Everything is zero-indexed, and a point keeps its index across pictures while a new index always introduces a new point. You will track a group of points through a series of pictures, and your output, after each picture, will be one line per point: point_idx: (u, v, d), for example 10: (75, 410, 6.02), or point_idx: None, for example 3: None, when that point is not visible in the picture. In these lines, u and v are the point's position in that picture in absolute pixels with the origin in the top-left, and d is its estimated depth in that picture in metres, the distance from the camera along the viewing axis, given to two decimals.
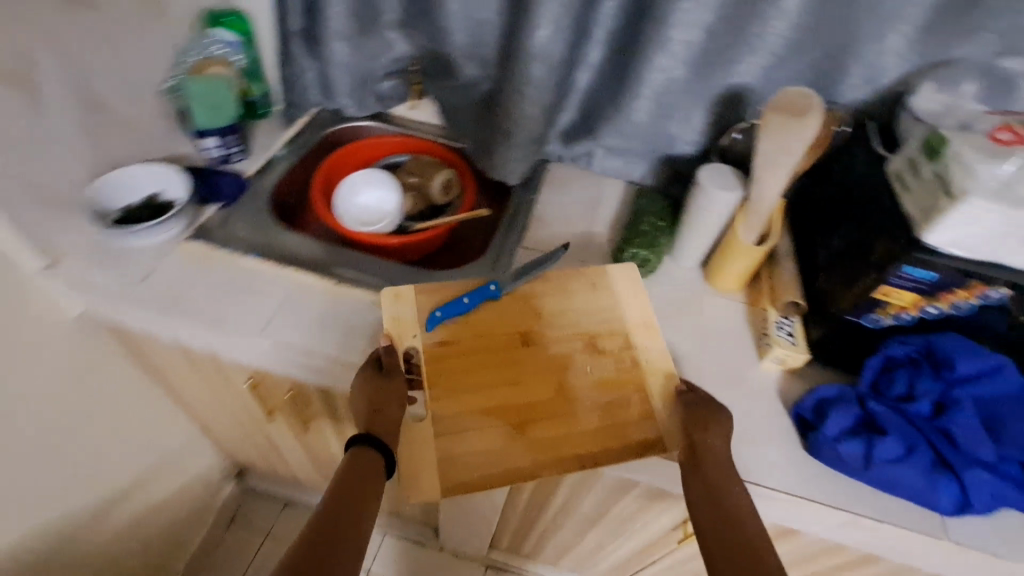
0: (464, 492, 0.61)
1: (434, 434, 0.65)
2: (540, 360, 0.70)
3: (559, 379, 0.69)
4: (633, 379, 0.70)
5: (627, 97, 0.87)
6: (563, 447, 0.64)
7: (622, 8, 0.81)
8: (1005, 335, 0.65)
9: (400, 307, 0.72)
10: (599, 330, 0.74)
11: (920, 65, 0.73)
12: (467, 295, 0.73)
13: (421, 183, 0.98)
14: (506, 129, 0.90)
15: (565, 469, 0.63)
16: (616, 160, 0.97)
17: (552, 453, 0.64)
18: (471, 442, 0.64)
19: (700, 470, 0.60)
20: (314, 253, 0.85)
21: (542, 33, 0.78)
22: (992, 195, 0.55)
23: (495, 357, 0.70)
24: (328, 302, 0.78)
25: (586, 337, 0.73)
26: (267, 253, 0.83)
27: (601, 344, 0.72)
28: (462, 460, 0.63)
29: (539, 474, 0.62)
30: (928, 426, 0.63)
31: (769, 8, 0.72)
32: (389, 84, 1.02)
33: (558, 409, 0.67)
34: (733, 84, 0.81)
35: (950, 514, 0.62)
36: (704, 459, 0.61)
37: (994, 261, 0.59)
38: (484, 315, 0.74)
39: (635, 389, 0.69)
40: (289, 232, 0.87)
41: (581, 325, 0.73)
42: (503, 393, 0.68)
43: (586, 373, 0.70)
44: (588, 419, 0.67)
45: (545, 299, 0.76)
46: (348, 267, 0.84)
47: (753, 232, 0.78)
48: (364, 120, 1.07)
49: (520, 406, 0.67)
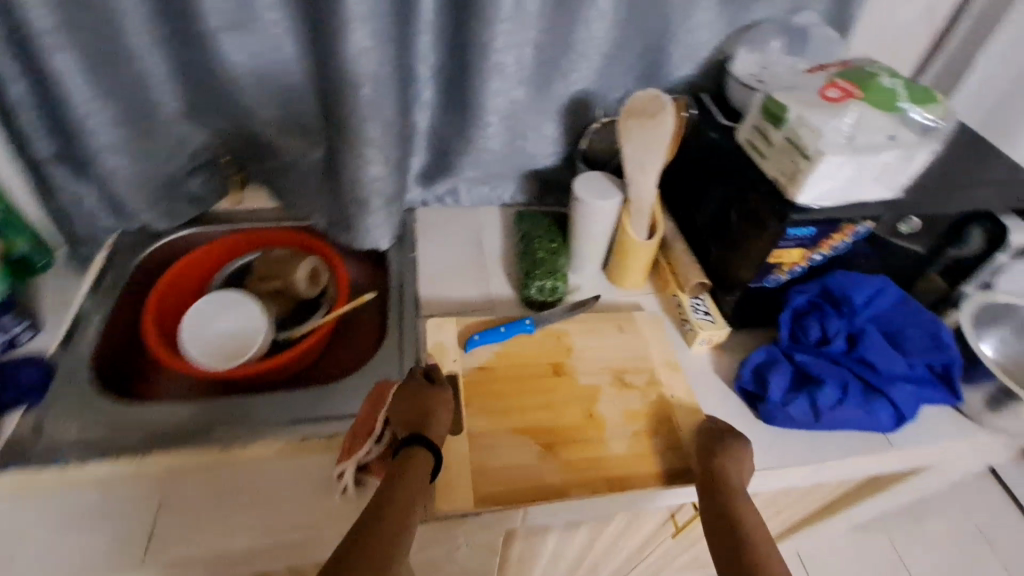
0: (494, 502, 0.61)
1: (470, 451, 0.64)
2: (571, 386, 0.71)
3: (588, 409, 0.69)
4: (659, 412, 0.70)
5: (474, 127, 0.82)
6: (589, 470, 0.65)
7: (440, 42, 0.75)
8: (874, 255, 0.72)
9: (442, 334, 0.74)
10: (625, 363, 0.74)
11: (729, 33, 0.77)
12: (505, 325, 0.75)
13: (284, 281, 0.86)
14: (358, 197, 0.80)
15: (591, 490, 0.63)
16: (483, 188, 0.92)
17: (581, 472, 0.64)
18: (505, 459, 0.64)
19: (710, 498, 0.60)
20: (181, 419, 0.69)
21: (366, 92, 0.69)
22: (842, 149, 0.57)
23: (529, 383, 0.71)
24: (223, 476, 0.64)
25: (614, 370, 0.73)
26: (117, 445, 0.66)
27: (627, 375, 0.73)
28: (496, 474, 0.63)
29: (567, 493, 0.62)
30: (848, 361, 0.69)
31: (586, 11, 0.71)
32: (198, 182, 0.85)
33: (587, 433, 0.67)
34: (573, 89, 0.79)
35: (892, 429, 0.68)
36: (718, 478, 0.61)
37: (855, 201, 0.63)
38: (515, 348, 0.74)
39: (658, 416, 0.69)
40: (138, 405, 0.70)
41: (607, 361, 0.74)
42: (537, 417, 0.68)
43: (614, 405, 0.70)
44: (619, 445, 0.67)
45: (574, 337, 0.76)
46: (232, 420, 0.70)
47: (642, 229, 0.78)
48: (181, 230, 0.89)
49: (550, 436, 0.66)
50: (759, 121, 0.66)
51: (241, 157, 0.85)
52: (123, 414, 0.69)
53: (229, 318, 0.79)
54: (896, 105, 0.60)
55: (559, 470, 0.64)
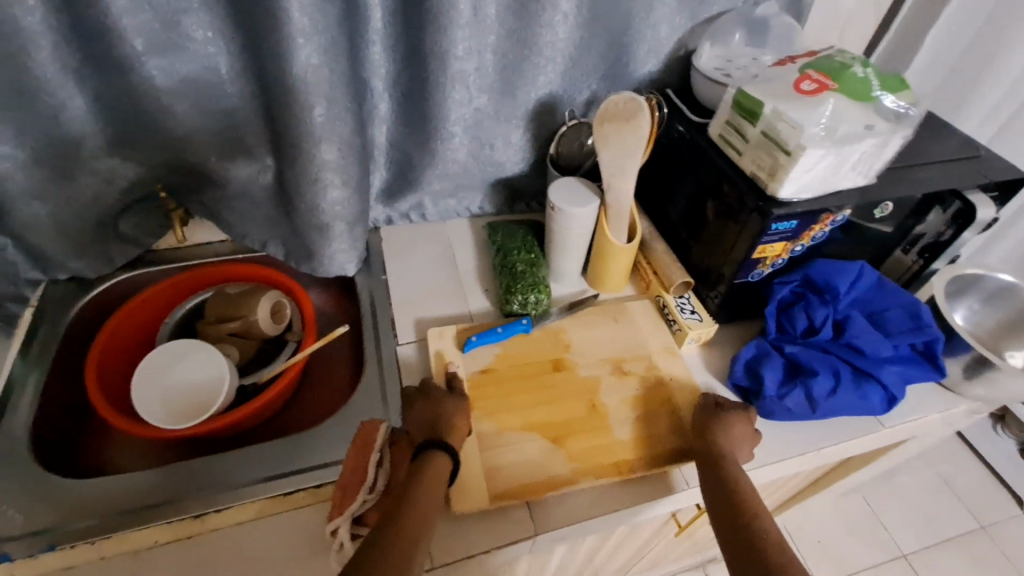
0: (508, 498, 0.61)
1: (481, 451, 0.64)
2: (573, 382, 0.71)
3: (591, 398, 0.70)
4: (662, 395, 0.71)
5: (437, 139, 0.78)
6: (598, 456, 0.65)
7: (393, 53, 0.70)
8: (849, 240, 0.73)
9: (443, 342, 0.73)
10: (623, 353, 0.75)
11: (690, 28, 0.75)
12: (502, 325, 0.75)
13: (244, 322, 0.76)
14: (319, 223, 0.74)
15: (600, 476, 0.64)
16: (450, 201, 0.88)
17: (589, 459, 0.65)
18: (516, 455, 0.64)
19: (710, 485, 0.59)
20: (141, 490, 0.62)
21: (318, 113, 0.64)
22: (820, 142, 0.57)
23: (532, 383, 0.71)
24: (199, 550, 0.57)
25: (613, 360, 0.74)
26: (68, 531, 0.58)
27: (625, 367, 0.73)
28: (508, 471, 0.63)
29: (578, 481, 0.63)
30: (836, 347, 0.69)
31: (546, 13, 0.68)
32: (133, 221, 0.77)
33: (593, 421, 0.68)
34: (537, 93, 0.76)
35: (885, 412, 0.68)
36: (720, 459, 0.60)
37: (832, 191, 0.63)
38: (516, 349, 0.74)
39: (662, 408, 0.69)
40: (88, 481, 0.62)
41: (605, 351, 0.74)
42: (543, 411, 0.68)
43: (616, 393, 0.71)
44: (624, 431, 0.68)
45: (572, 332, 0.77)
46: (200, 483, 0.63)
47: (621, 232, 0.76)
48: (119, 275, 0.80)
49: (559, 428, 0.67)
50: (732, 117, 0.66)
51: (182, 191, 0.77)
52: (73, 490, 0.62)
53: (191, 366, 0.72)
54: (869, 94, 0.60)
55: (567, 461, 0.64)
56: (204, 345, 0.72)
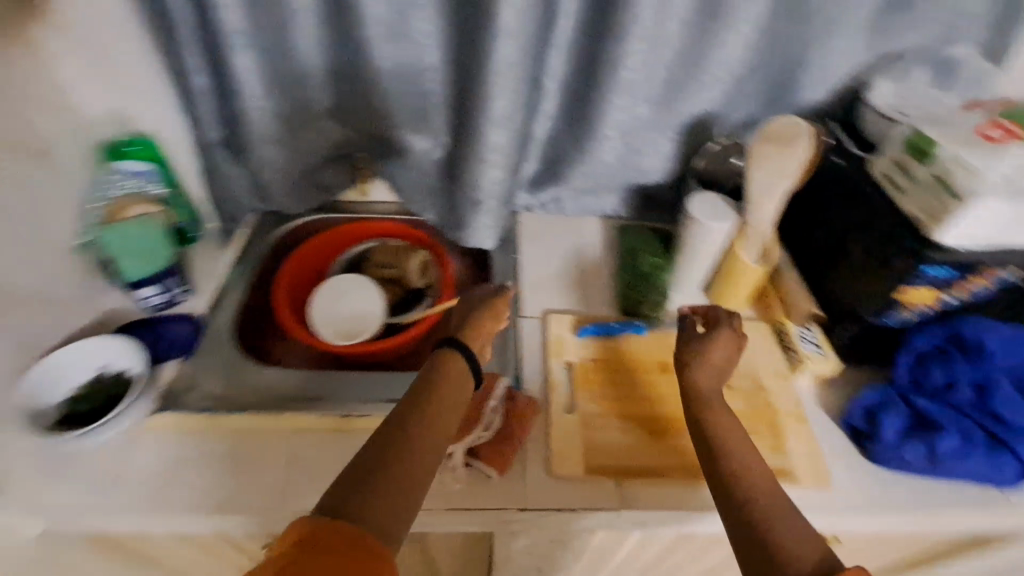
0: (602, 474, 0.68)
1: (580, 427, 0.71)
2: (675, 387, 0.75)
3: None
4: (767, 416, 0.71)
5: (591, 140, 0.84)
6: (692, 458, 0.69)
7: (571, 56, 0.78)
8: (1013, 302, 0.68)
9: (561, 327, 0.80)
10: (730, 368, 0.76)
11: (868, 62, 0.76)
12: (618, 321, 0.81)
13: (399, 271, 0.92)
14: (472, 198, 0.84)
15: (688, 476, 0.68)
16: (588, 198, 0.93)
17: (679, 459, 0.69)
18: (611, 438, 0.70)
19: (707, 451, 0.59)
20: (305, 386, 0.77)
21: (501, 101, 0.73)
22: (997, 192, 0.57)
23: (636, 378, 0.75)
24: (345, 442, 0.70)
25: None
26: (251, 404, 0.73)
27: (732, 381, 0.75)
28: (603, 450, 0.69)
29: (668, 474, 0.68)
30: (973, 409, 0.66)
31: (722, 33, 0.72)
32: (331, 173, 0.91)
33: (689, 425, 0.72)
34: (695, 109, 0.81)
35: (1012, 484, 0.65)
36: (710, 420, 0.60)
37: (1002, 245, 0.61)
38: (628, 346, 0.79)
39: (766, 426, 0.70)
40: (268, 368, 0.79)
41: None
42: (641, 406, 0.73)
43: None
44: None
45: None
46: (349, 391, 0.77)
47: (755, 252, 0.78)
48: (309, 215, 0.97)
49: (656, 424, 0.71)
50: (900, 156, 0.66)
51: (371, 155, 0.91)
52: (257, 377, 0.78)
53: (351, 299, 0.86)
54: None
55: (660, 455, 0.69)
56: (364, 280, 0.87)
